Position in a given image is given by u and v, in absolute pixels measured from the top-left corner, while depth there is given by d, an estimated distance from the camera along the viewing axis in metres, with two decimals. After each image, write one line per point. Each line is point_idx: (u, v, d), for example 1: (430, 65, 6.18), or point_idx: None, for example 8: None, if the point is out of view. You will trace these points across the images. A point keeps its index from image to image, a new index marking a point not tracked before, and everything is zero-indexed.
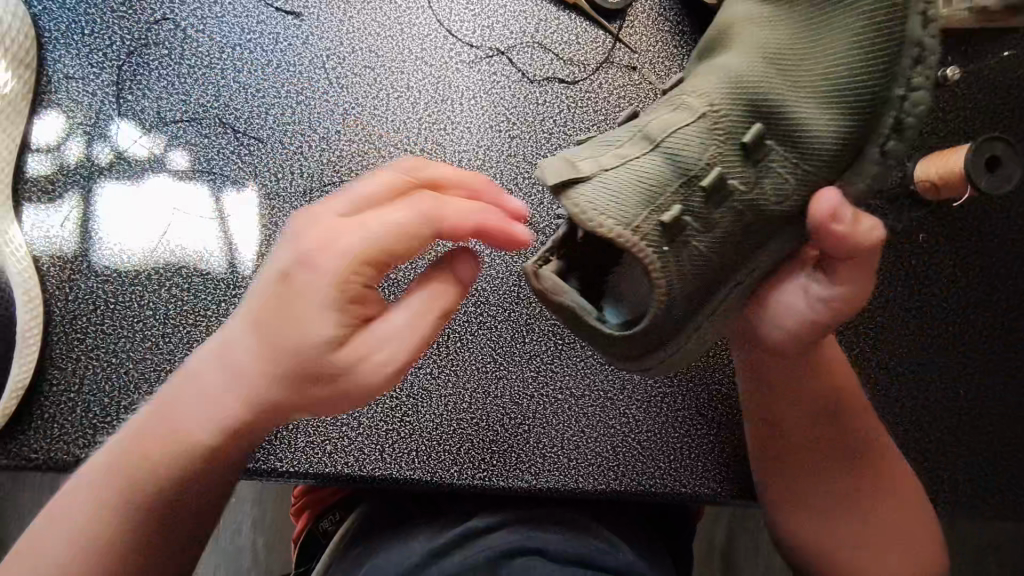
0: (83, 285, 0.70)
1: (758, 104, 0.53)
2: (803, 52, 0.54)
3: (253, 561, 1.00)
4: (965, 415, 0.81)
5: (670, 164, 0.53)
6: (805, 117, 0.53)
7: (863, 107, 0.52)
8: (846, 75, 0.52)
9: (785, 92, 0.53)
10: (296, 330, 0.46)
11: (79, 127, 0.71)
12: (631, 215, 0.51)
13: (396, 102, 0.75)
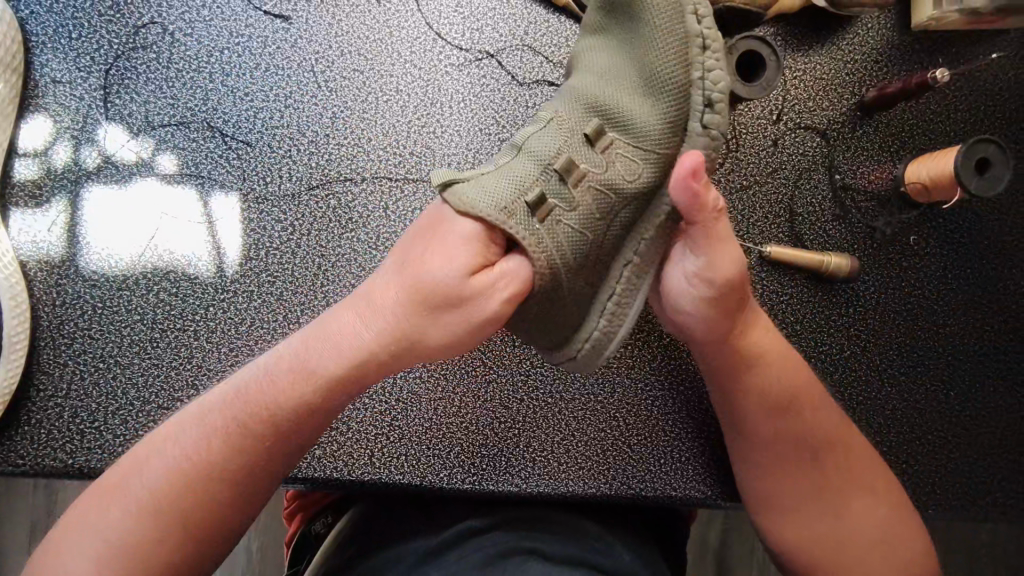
0: (71, 289, 0.69)
1: (590, 109, 0.60)
2: (614, 65, 0.62)
3: (246, 565, 1.00)
4: (954, 418, 0.82)
5: (533, 158, 0.58)
6: (637, 113, 0.59)
7: (673, 92, 0.58)
8: (664, 64, 0.58)
9: (616, 97, 0.60)
10: (382, 330, 0.56)
11: (67, 132, 0.71)
12: (507, 196, 0.55)
13: (385, 106, 0.75)
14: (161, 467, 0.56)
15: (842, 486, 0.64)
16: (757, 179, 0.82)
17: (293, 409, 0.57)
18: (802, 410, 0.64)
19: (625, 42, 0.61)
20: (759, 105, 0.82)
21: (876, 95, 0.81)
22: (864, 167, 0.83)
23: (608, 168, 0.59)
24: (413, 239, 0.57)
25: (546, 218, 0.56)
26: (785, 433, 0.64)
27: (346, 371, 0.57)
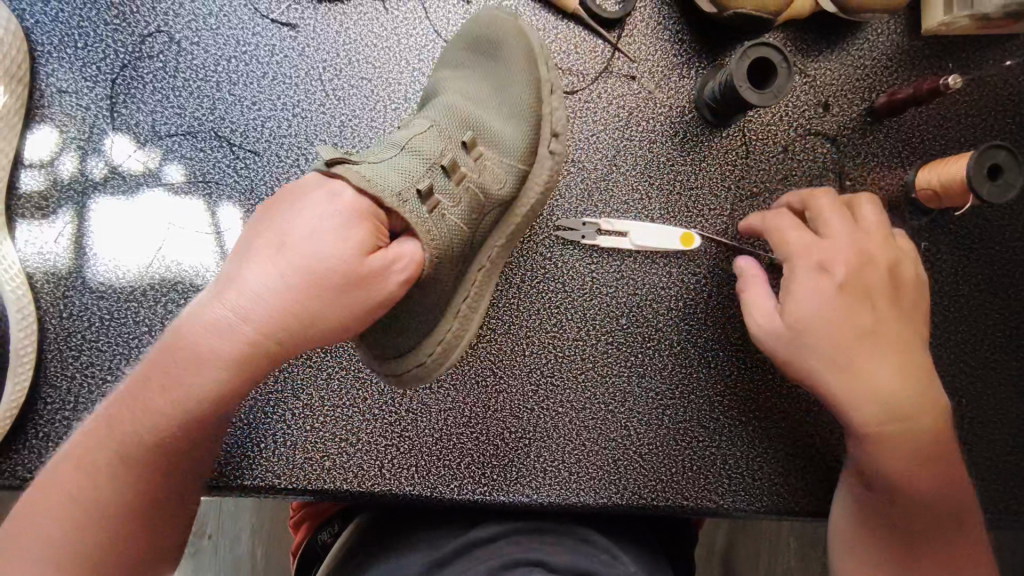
0: (78, 301, 0.69)
1: (460, 123, 0.63)
2: (483, 91, 0.67)
3: (252, 567, 0.99)
4: (967, 425, 0.82)
5: (418, 155, 0.59)
6: (501, 133, 0.64)
7: (531, 119, 0.65)
8: (523, 97, 0.65)
9: (481, 118, 0.64)
10: (279, 307, 0.53)
11: (73, 142, 0.70)
12: (398, 183, 0.56)
13: (394, 114, 0.75)
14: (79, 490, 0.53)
15: (931, 500, 0.64)
16: (768, 186, 0.81)
17: (201, 402, 0.54)
18: (914, 417, 0.64)
19: (489, 76, 0.68)
20: (769, 111, 0.82)
21: (886, 101, 0.80)
22: (874, 173, 0.83)
23: (482, 175, 0.62)
24: (277, 215, 0.56)
25: (433, 210, 0.58)
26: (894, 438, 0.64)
27: (233, 354, 0.53)
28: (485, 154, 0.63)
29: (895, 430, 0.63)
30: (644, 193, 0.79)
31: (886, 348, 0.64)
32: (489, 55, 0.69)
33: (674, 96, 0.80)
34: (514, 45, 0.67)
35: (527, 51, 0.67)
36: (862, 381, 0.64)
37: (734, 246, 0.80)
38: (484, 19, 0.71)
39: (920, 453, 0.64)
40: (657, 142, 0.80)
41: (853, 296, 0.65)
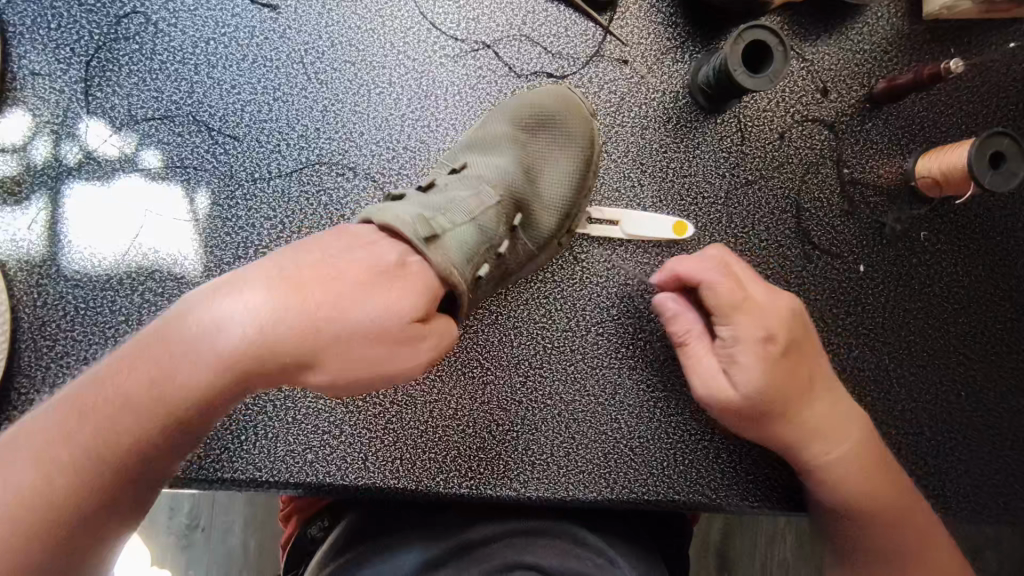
0: (52, 290, 0.67)
1: (513, 199, 0.63)
2: (536, 170, 0.67)
3: (243, 560, 0.98)
4: (967, 419, 0.80)
5: (482, 231, 0.57)
6: (540, 222, 0.66)
7: (565, 218, 0.69)
8: (566, 196, 0.68)
9: (530, 201, 0.65)
10: (307, 326, 0.47)
11: (47, 126, 0.68)
12: (462, 264, 0.54)
13: (378, 98, 0.72)
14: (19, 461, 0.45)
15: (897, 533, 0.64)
16: (763, 173, 0.79)
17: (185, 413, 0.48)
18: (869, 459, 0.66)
19: (546, 156, 0.68)
20: (765, 97, 0.79)
21: (885, 87, 0.78)
22: (873, 161, 0.81)
23: (512, 255, 0.64)
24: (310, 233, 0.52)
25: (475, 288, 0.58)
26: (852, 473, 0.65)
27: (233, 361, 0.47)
28: (520, 235, 0.64)
29: (863, 481, 0.65)
30: (635, 180, 0.77)
31: (830, 408, 0.66)
32: (554, 139, 0.69)
33: (667, 80, 0.78)
34: (579, 143, 0.69)
35: (585, 158, 0.69)
36: (829, 439, 0.65)
37: (728, 235, 0.78)
38: (559, 97, 0.71)
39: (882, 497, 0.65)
40: (649, 128, 0.78)
41: (783, 366, 0.64)
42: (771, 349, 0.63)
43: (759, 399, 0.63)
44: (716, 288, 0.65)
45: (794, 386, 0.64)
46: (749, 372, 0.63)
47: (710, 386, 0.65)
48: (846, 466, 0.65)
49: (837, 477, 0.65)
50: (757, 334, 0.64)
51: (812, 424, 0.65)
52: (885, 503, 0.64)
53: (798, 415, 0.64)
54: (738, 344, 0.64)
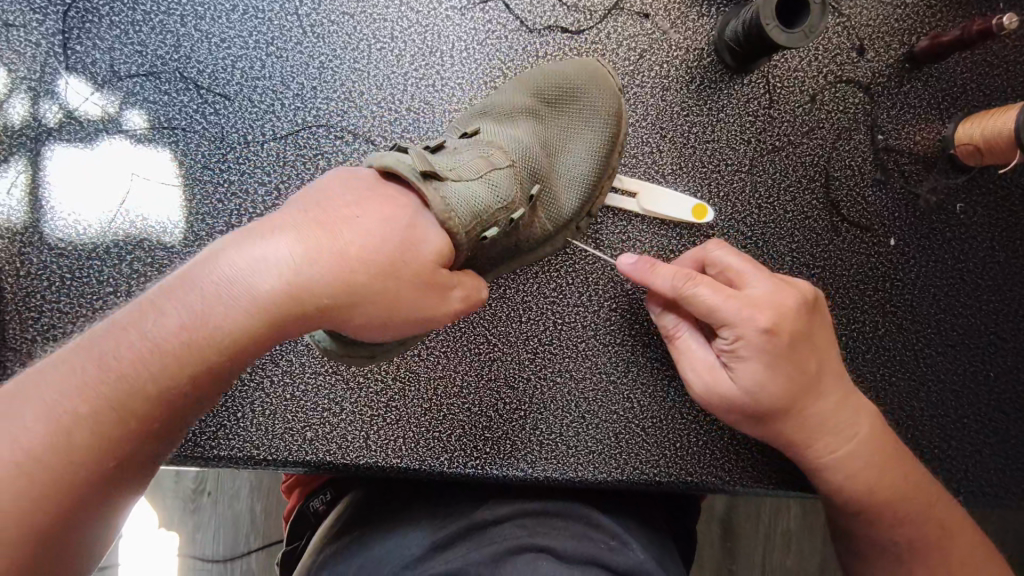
0: (35, 259, 0.63)
1: (532, 172, 0.58)
2: (556, 148, 0.63)
3: (252, 523, 0.96)
4: (996, 401, 0.76)
5: (493, 191, 0.51)
6: (558, 201, 0.62)
7: (585, 201, 0.65)
8: (586, 174, 0.64)
9: (547, 175, 0.60)
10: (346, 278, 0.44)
11: (24, 83, 0.64)
12: (466, 220, 0.48)
13: (379, 55, 0.67)
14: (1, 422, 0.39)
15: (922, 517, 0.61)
16: (791, 139, 0.74)
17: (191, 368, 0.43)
18: (884, 448, 0.62)
19: (567, 135, 0.64)
20: (797, 56, 0.74)
21: (928, 46, 0.72)
22: (910, 127, 0.75)
23: (524, 229, 0.59)
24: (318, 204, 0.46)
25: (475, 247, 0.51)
26: (870, 462, 0.61)
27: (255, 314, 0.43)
28: (538, 209, 0.59)
29: (871, 467, 0.61)
30: (654, 146, 0.72)
31: (831, 398, 0.61)
32: (578, 114, 0.64)
33: (690, 37, 0.72)
34: (603, 121, 0.64)
35: (610, 137, 0.65)
36: (829, 433, 0.61)
37: (751, 206, 0.73)
38: (585, 69, 0.66)
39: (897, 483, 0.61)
40: (671, 89, 0.72)
41: (788, 362, 0.58)
42: (773, 348, 0.57)
43: (762, 395, 0.58)
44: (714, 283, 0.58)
45: (802, 375, 0.59)
46: (753, 370, 0.58)
47: (713, 385, 0.61)
48: (854, 461, 0.61)
49: (848, 473, 0.61)
50: (757, 331, 0.57)
51: (818, 421, 0.61)
52: (900, 495, 0.61)
53: (803, 409, 0.60)
54: (739, 346, 0.58)
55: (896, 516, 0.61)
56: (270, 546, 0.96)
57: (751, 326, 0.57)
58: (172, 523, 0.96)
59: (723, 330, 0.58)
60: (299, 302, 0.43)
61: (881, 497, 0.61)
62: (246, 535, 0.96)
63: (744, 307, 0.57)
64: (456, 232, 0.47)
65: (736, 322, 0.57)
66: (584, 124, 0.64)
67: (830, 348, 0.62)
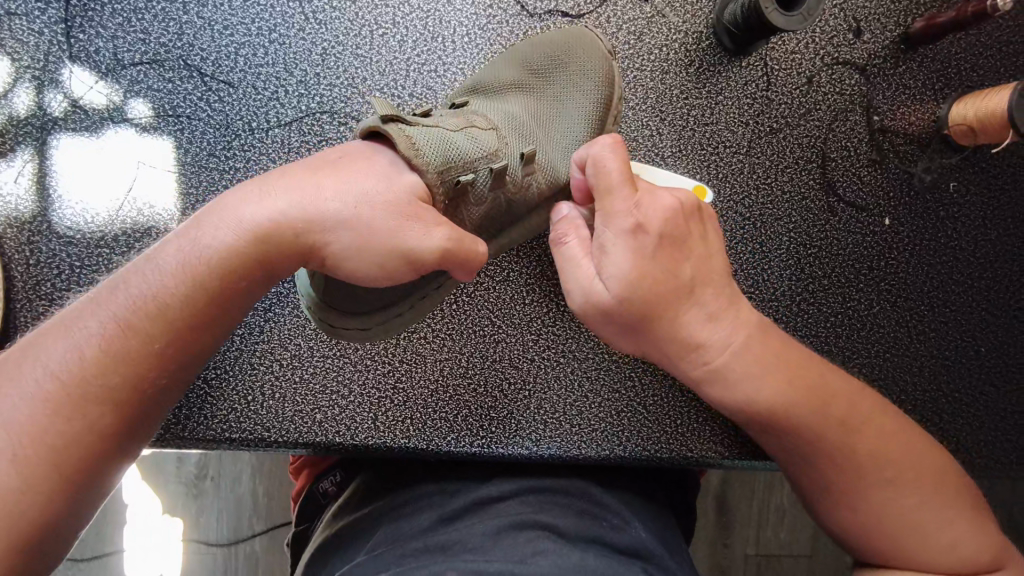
0: (45, 247, 0.64)
1: (521, 134, 0.59)
2: (550, 113, 0.63)
3: (255, 508, 0.98)
4: (986, 375, 0.78)
5: (474, 143, 0.53)
6: (555, 160, 0.61)
7: None
8: (582, 133, 0.63)
9: (541, 138, 0.61)
10: (340, 224, 0.49)
11: (29, 72, 0.64)
12: (439, 164, 0.50)
13: (381, 40, 0.68)
14: (45, 364, 0.47)
15: (844, 430, 0.57)
16: (788, 121, 0.75)
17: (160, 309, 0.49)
18: (792, 360, 0.58)
19: (556, 96, 0.64)
20: (794, 38, 0.75)
21: (924, 27, 0.73)
22: (905, 108, 0.76)
23: (522, 189, 0.58)
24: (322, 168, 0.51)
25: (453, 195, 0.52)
26: (780, 374, 0.56)
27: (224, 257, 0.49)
28: (536, 169, 0.59)
29: (772, 379, 0.56)
30: (654, 129, 0.73)
31: (715, 305, 0.56)
32: (566, 76, 0.65)
33: (689, 20, 0.73)
34: (593, 79, 0.65)
35: (601, 94, 0.65)
36: (713, 336, 0.56)
37: (748, 187, 0.74)
38: (573, 37, 0.67)
39: (812, 392, 0.57)
40: (670, 73, 0.73)
41: (662, 263, 0.54)
42: (646, 245, 0.53)
43: (640, 298, 0.54)
44: (602, 165, 0.54)
45: (679, 278, 0.55)
46: (620, 268, 0.53)
47: (587, 291, 0.55)
48: (749, 371, 0.56)
49: (734, 383, 0.56)
50: (630, 228, 0.53)
51: (692, 329, 0.56)
52: (795, 397, 0.56)
53: (676, 319, 0.55)
54: (611, 244, 0.54)
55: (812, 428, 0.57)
56: (275, 529, 0.98)
57: (622, 219, 0.53)
58: (176, 512, 0.98)
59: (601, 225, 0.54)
60: (273, 243, 0.49)
61: (788, 404, 0.56)
62: (250, 520, 0.98)
63: (622, 199, 0.53)
64: (423, 172, 0.49)
65: (612, 214, 0.54)
66: (575, 86, 0.64)
67: (712, 248, 0.58)
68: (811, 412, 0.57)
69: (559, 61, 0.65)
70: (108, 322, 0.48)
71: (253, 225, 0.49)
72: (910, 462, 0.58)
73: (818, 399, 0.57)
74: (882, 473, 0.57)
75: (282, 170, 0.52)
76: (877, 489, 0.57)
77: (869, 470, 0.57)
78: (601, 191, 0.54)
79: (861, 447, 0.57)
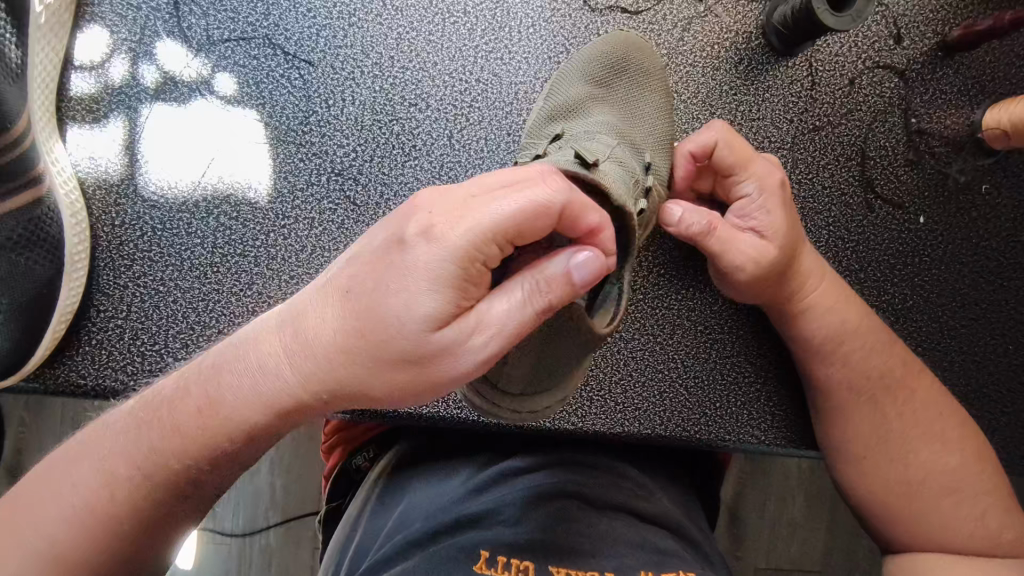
0: (130, 209, 0.67)
1: (622, 136, 0.62)
2: (633, 114, 0.66)
3: (271, 500, 1.00)
4: (1015, 373, 0.80)
5: (625, 165, 0.56)
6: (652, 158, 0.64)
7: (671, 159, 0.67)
8: (662, 130, 0.67)
9: (638, 139, 0.64)
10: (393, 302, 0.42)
11: (125, 44, 0.68)
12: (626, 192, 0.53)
13: (452, 28, 0.72)
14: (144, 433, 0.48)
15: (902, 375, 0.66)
16: (831, 120, 0.79)
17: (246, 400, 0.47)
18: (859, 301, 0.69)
19: (632, 96, 0.67)
20: (837, 41, 0.79)
21: (962, 35, 0.77)
22: (942, 112, 0.80)
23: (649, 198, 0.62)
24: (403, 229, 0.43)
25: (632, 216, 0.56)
26: (860, 306, 0.68)
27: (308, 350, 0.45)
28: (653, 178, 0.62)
29: (849, 312, 0.67)
30: (704, 121, 0.77)
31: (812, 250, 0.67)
32: (631, 80, 0.68)
33: (740, 21, 0.77)
34: (655, 78, 0.69)
35: (664, 90, 0.69)
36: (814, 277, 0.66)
37: (790, 181, 0.78)
38: (624, 39, 0.70)
39: (880, 332, 0.67)
40: (721, 69, 0.77)
41: (793, 215, 0.64)
42: (784, 199, 0.64)
43: (787, 243, 0.63)
44: (733, 143, 0.63)
45: (800, 228, 0.65)
46: (777, 220, 0.63)
47: (744, 247, 0.62)
48: (835, 311, 0.66)
49: (823, 317, 0.66)
50: (772, 185, 0.64)
51: (806, 273, 0.65)
52: (878, 340, 0.67)
53: (800, 262, 0.65)
54: (761, 202, 0.63)
55: (883, 360, 0.66)
56: (288, 524, 1.00)
57: (767, 179, 0.64)
58: None
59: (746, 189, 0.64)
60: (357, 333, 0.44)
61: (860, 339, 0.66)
62: (266, 511, 1.00)
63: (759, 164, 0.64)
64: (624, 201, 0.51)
65: (755, 178, 0.64)
66: (647, 89, 0.68)
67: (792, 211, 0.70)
68: (888, 345, 0.67)
69: (623, 69, 0.68)
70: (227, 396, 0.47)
71: (382, 294, 0.42)
72: (944, 418, 0.66)
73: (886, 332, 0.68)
74: (928, 420, 0.65)
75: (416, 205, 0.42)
76: (915, 442, 0.65)
77: (921, 413, 0.65)
78: (740, 159, 0.64)
79: (922, 405, 0.66)
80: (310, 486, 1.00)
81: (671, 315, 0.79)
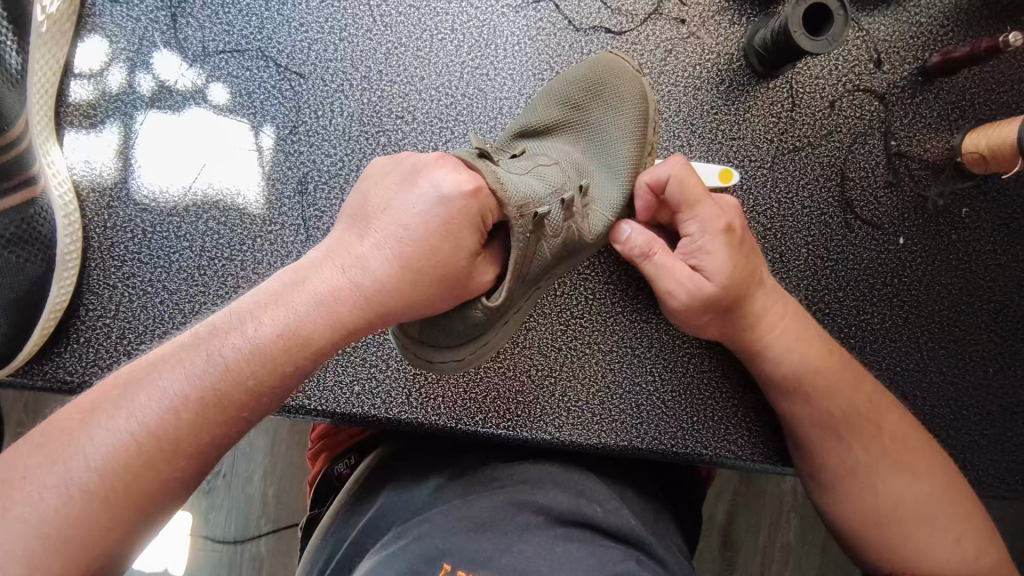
0: (121, 212, 0.70)
1: (575, 167, 0.65)
2: (598, 144, 0.68)
3: (263, 507, 1.00)
4: (994, 395, 0.80)
5: (542, 182, 0.56)
6: (606, 191, 0.66)
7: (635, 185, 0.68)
8: (628, 156, 0.67)
9: (591, 170, 0.67)
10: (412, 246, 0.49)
11: (123, 54, 0.71)
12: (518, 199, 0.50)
13: (440, 44, 0.74)
14: (166, 386, 0.43)
15: (863, 414, 0.66)
16: (811, 141, 0.80)
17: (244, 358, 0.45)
18: (823, 339, 0.69)
19: (597, 123, 0.69)
20: (818, 65, 0.81)
21: (941, 61, 0.78)
22: (921, 135, 0.82)
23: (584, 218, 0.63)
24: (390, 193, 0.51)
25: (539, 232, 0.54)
26: (818, 341, 0.68)
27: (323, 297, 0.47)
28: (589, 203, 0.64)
29: (808, 348, 0.67)
30: (684, 140, 0.78)
31: (769, 286, 0.68)
32: (605, 103, 0.69)
33: (721, 43, 0.79)
34: (633, 103, 0.68)
35: (642, 116, 0.68)
36: (769, 316, 0.67)
37: (770, 200, 0.79)
38: (609, 63, 0.71)
39: (841, 373, 0.67)
40: (702, 89, 0.79)
41: (744, 256, 0.65)
42: (732, 241, 0.64)
43: (731, 283, 0.64)
44: (685, 179, 0.64)
45: (752, 266, 0.66)
46: (721, 261, 0.63)
47: (683, 282, 0.64)
48: (790, 347, 0.67)
49: (780, 354, 0.67)
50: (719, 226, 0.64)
51: (756, 310, 0.66)
52: (839, 380, 0.67)
53: (749, 301, 0.65)
54: (706, 242, 0.64)
55: (844, 395, 0.66)
56: (280, 531, 1.00)
57: (717, 219, 0.64)
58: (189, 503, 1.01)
59: (693, 228, 0.65)
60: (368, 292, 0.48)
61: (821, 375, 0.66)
62: (258, 518, 1.00)
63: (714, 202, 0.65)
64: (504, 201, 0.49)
65: (705, 217, 0.64)
66: (614, 113, 0.68)
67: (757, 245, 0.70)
68: (844, 382, 0.67)
69: (596, 90, 0.69)
70: (262, 329, 0.45)
71: (439, 228, 0.48)
72: (912, 446, 0.66)
73: (847, 370, 0.67)
74: (893, 451, 0.65)
75: (435, 164, 0.50)
76: (880, 466, 0.65)
77: (880, 448, 0.65)
78: (689, 199, 0.64)
79: (888, 429, 0.66)
80: (302, 494, 1.00)
81: (648, 329, 0.79)
